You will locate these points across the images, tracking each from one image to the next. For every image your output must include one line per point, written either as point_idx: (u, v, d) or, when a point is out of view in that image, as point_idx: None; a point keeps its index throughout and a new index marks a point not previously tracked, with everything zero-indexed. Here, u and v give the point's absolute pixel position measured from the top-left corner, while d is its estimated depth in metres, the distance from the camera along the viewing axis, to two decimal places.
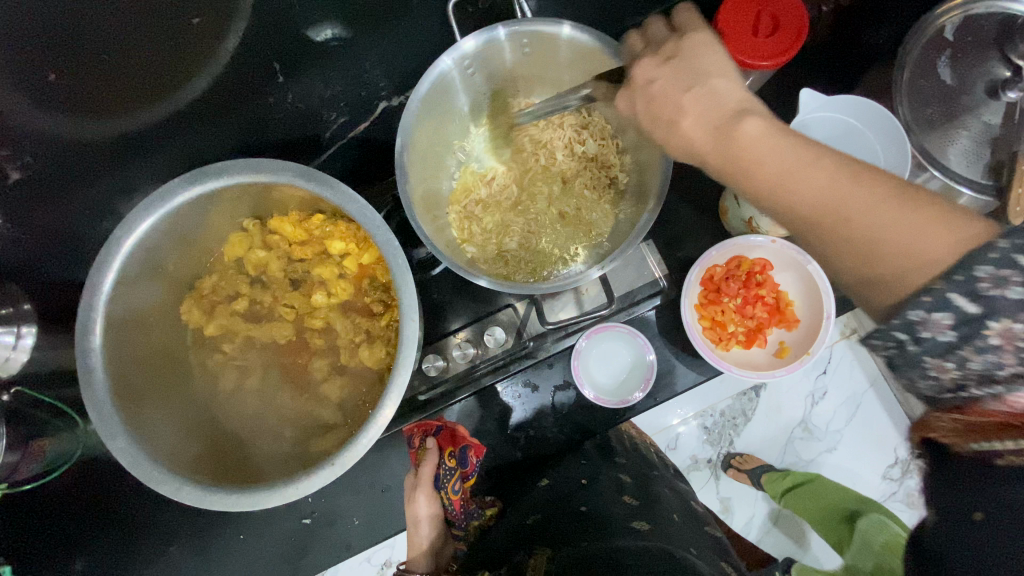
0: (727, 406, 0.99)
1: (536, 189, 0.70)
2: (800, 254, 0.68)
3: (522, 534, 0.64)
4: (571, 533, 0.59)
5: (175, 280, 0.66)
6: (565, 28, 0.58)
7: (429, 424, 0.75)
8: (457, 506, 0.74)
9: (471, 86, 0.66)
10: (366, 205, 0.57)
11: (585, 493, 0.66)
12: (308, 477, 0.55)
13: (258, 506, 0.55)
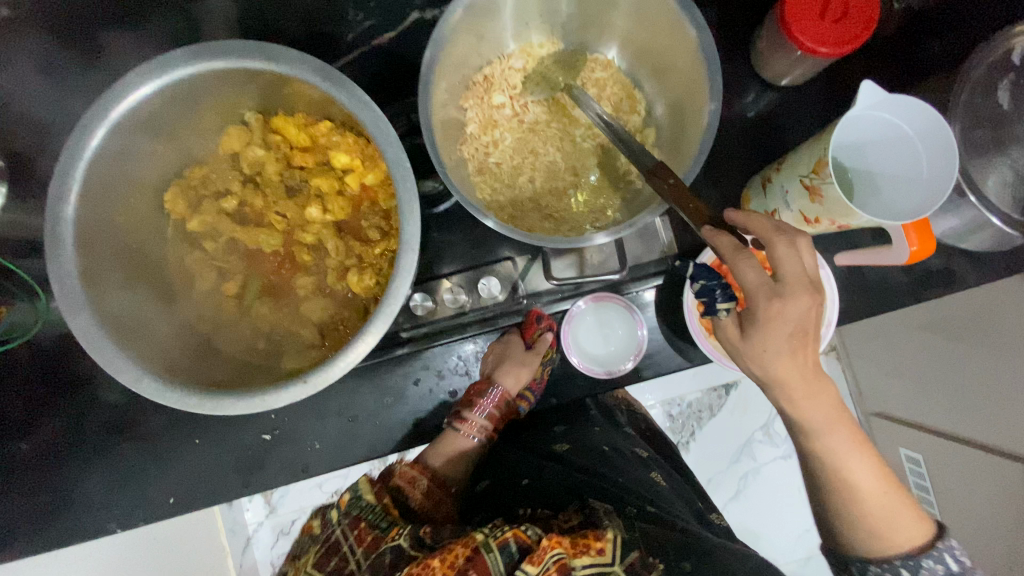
0: (697, 399, 1.01)
1: (557, 141, 0.67)
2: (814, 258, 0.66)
3: (567, 486, 0.71)
4: (623, 496, 0.69)
5: (165, 164, 0.62)
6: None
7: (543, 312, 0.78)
8: (540, 386, 0.79)
9: (515, 12, 0.62)
10: (382, 117, 0.53)
11: (612, 460, 0.75)
12: (276, 392, 0.52)
13: (220, 413, 0.52)
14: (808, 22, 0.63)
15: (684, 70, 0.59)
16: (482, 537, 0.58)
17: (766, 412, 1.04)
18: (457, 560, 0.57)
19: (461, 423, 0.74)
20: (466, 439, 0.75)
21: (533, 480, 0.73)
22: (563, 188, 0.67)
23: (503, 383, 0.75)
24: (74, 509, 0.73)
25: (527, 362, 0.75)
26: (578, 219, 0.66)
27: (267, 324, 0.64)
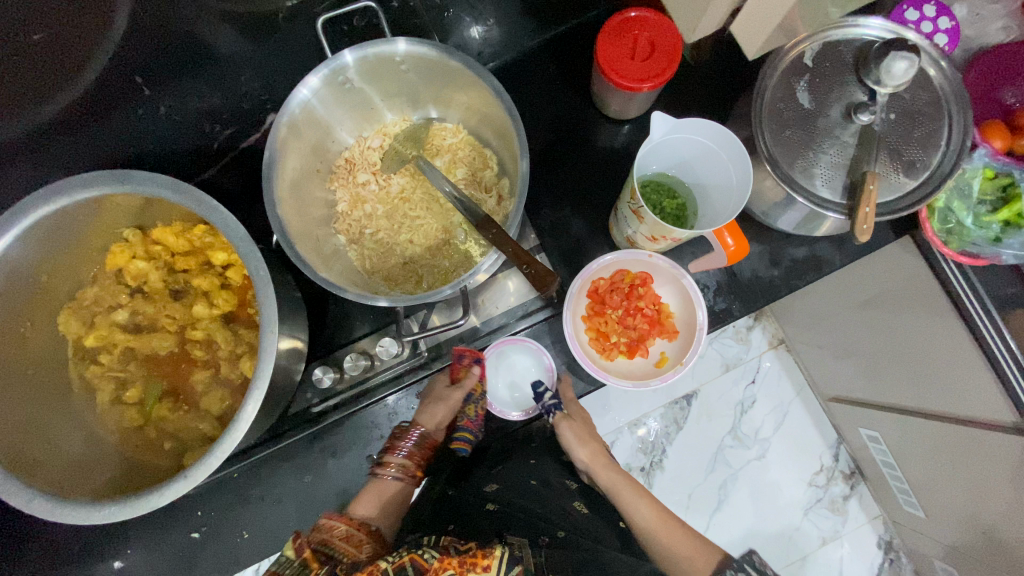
0: (661, 414, 1.05)
1: (421, 204, 0.73)
2: (676, 268, 0.70)
3: (485, 517, 0.64)
4: (544, 526, 0.63)
5: (53, 292, 0.66)
6: (400, 44, 0.60)
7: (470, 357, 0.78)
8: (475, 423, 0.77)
9: (340, 106, 0.67)
10: (229, 217, 0.57)
11: (540, 494, 0.70)
12: (159, 489, 0.54)
13: (112, 519, 0.54)
14: (622, 64, 0.70)
15: (501, 124, 0.66)
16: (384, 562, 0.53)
17: (731, 416, 1.06)
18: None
19: (379, 466, 0.69)
20: (388, 483, 0.69)
21: (455, 514, 0.66)
22: (435, 247, 0.72)
23: (423, 424, 0.71)
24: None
25: (446, 400, 0.72)
26: (452, 271, 0.71)
27: (169, 424, 0.67)
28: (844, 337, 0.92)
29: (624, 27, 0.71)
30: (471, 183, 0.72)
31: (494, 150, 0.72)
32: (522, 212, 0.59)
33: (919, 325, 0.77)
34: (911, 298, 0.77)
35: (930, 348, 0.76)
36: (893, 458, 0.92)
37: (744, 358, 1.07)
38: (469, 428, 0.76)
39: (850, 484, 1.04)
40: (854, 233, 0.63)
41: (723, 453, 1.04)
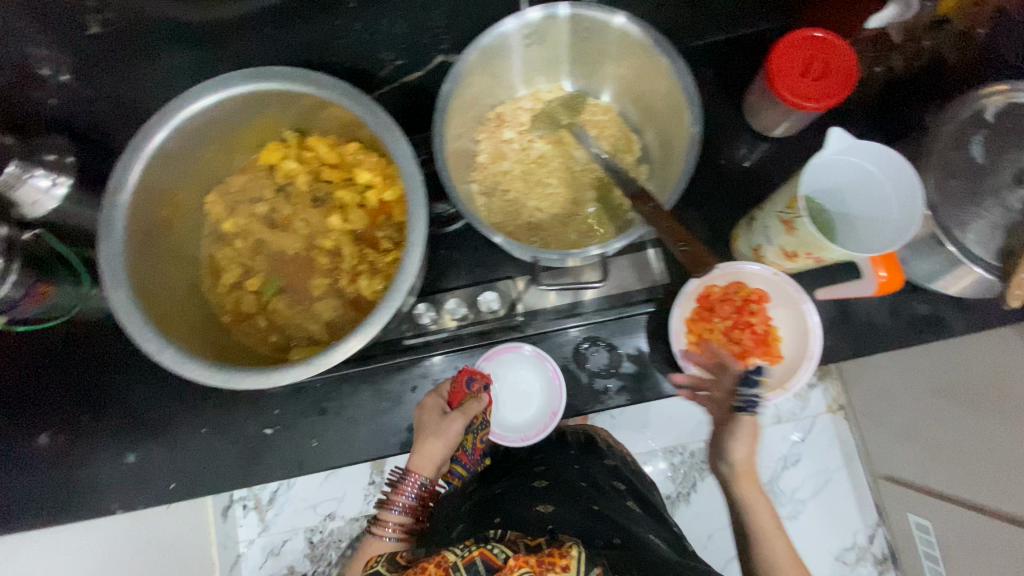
0: None
1: (558, 171, 0.73)
2: (798, 292, 0.68)
3: (537, 517, 0.69)
4: (597, 525, 0.68)
5: (210, 170, 0.70)
6: (616, 18, 0.61)
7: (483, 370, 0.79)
8: (468, 457, 0.82)
9: (523, 57, 0.68)
10: (401, 136, 0.60)
11: (590, 491, 0.78)
12: (284, 369, 0.57)
13: (230, 386, 0.56)
14: (791, 78, 0.70)
15: (668, 109, 0.65)
16: (453, 556, 0.52)
17: None
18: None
19: (378, 523, 0.69)
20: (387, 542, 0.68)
21: (502, 511, 0.72)
22: (563, 215, 0.72)
23: (419, 470, 0.70)
24: (91, 482, 0.80)
25: (444, 437, 0.70)
26: (574, 241, 0.71)
27: (280, 319, 0.71)
28: (909, 421, 1.01)
29: (803, 44, 0.70)
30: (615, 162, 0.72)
31: (645, 138, 0.73)
32: (678, 198, 0.58)
33: (993, 428, 0.82)
34: (1003, 405, 0.80)
35: (982, 445, 0.84)
36: (935, 543, 1.00)
37: (799, 415, 1.21)
38: (462, 462, 0.81)
39: (879, 568, 1.15)
40: (1004, 298, 0.61)
41: None
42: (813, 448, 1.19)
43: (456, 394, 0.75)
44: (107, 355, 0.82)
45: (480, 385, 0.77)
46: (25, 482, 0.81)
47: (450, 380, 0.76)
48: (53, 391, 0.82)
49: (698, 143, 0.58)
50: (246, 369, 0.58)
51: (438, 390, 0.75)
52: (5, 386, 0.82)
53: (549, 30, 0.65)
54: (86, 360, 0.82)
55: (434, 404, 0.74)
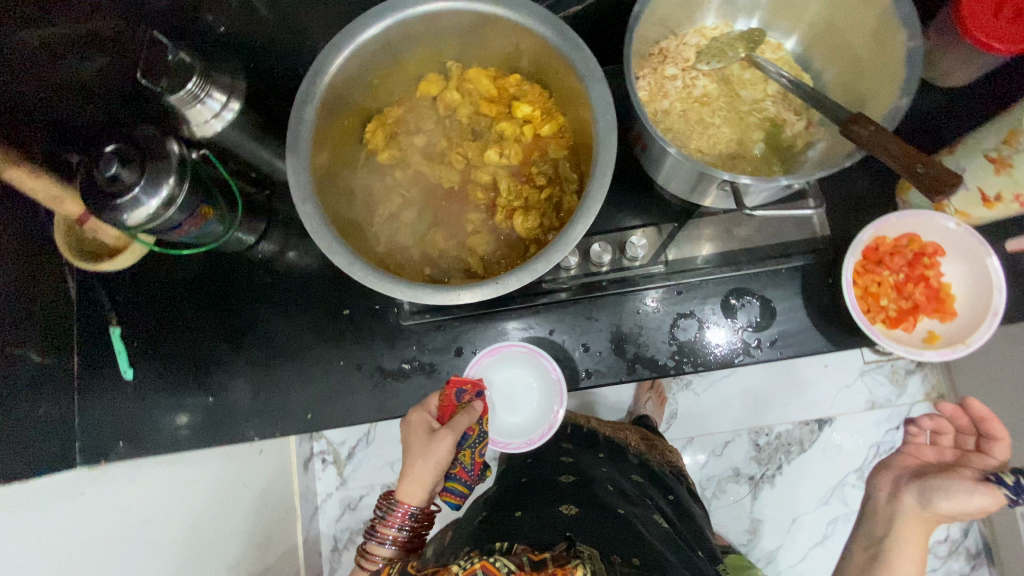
0: (785, 431, 1.15)
1: (726, 108, 0.69)
2: (983, 245, 0.66)
3: (553, 520, 0.59)
4: (620, 537, 0.56)
5: (375, 97, 0.70)
6: None
7: (477, 380, 0.74)
8: (472, 474, 0.72)
9: None
10: (591, 59, 0.59)
11: (616, 497, 0.66)
12: (469, 289, 0.58)
13: (418, 300, 0.58)
14: (984, 15, 0.64)
15: (867, 42, 0.62)
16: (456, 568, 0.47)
17: (860, 456, 1.13)
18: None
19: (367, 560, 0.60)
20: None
21: (513, 517, 0.62)
22: (728, 154, 0.68)
23: (408, 497, 0.63)
24: (232, 406, 0.83)
25: (433, 457, 0.63)
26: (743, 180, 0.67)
27: (435, 250, 0.70)
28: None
29: None
30: (785, 100, 0.69)
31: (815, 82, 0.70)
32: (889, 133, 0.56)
33: None
34: None
35: None
36: None
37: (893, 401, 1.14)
38: (460, 480, 0.71)
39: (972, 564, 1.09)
40: None
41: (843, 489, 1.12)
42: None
43: (448, 408, 0.70)
44: (251, 286, 0.85)
45: (473, 395, 0.72)
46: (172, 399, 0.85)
47: (438, 395, 0.71)
48: (199, 318, 0.85)
49: (918, 65, 0.55)
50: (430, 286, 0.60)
51: (426, 403, 0.69)
52: (155, 310, 0.86)
53: None
54: (231, 289, 0.85)
55: (424, 420, 0.68)
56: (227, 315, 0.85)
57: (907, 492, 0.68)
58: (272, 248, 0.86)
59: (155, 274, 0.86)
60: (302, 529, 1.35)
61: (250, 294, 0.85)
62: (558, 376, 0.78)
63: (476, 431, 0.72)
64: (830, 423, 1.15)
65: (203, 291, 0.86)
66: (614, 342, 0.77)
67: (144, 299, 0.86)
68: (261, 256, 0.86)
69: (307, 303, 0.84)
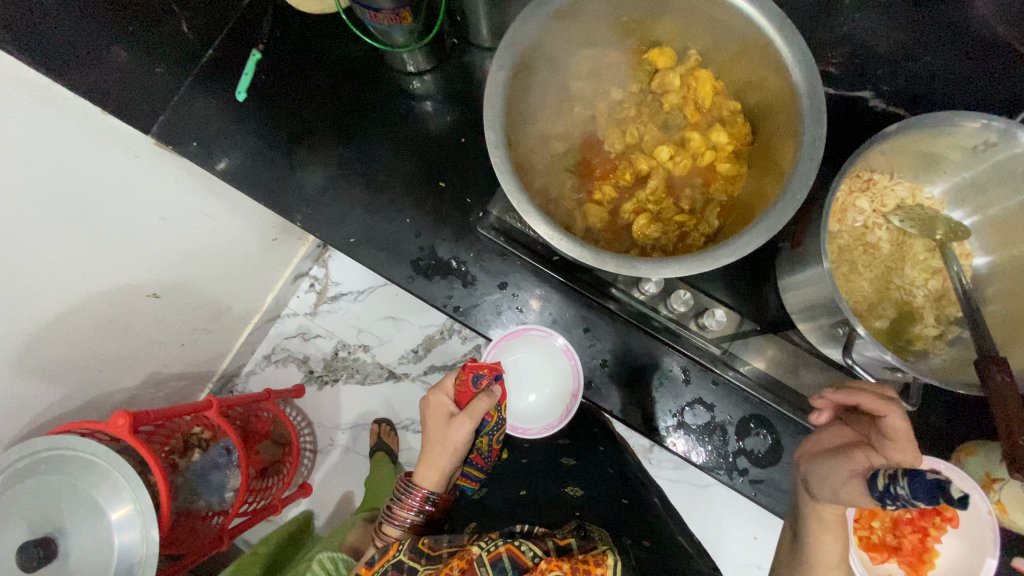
0: None
1: (879, 266, 0.68)
2: (992, 545, 0.64)
3: (564, 503, 0.72)
4: (635, 523, 0.68)
5: (609, 31, 0.69)
6: None
7: (495, 365, 0.75)
8: (484, 460, 0.80)
9: (971, 157, 0.63)
10: (821, 137, 0.56)
11: (617, 478, 0.79)
12: (572, 243, 0.58)
13: (523, 219, 0.59)
14: None
15: None
16: (478, 550, 0.52)
17: None
18: (452, 572, 0.51)
19: (384, 534, 0.70)
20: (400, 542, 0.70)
21: (525, 501, 0.74)
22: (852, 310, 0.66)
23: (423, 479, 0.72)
24: (297, 185, 0.84)
25: (449, 441, 0.71)
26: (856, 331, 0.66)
27: (557, 190, 0.69)
28: None
29: None
30: (937, 299, 0.66)
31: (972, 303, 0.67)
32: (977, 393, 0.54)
33: None
34: None
35: None
36: None
37: None
38: (476, 464, 0.80)
39: None
40: None
41: None
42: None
43: (466, 394, 0.74)
44: (382, 104, 0.86)
45: (491, 380, 0.74)
46: (246, 131, 0.87)
47: (455, 379, 0.75)
48: (322, 96, 0.86)
49: None
50: (541, 216, 0.60)
51: (444, 388, 0.75)
52: (293, 63, 0.87)
53: (1018, 159, 0.59)
54: (366, 93, 0.86)
55: (443, 405, 0.73)
56: (347, 112, 0.86)
57: (801, 472, 0.60)
58: (421, 88, 0.87)
59: (320, 37, 0.88)
60: (256, 323, 1.39)
61: (377, 109, 0.86)
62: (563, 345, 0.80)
63: (495, 418, 0.77)
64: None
65: (344, 77, 0.87)
66: (631, 376, 0.78)
67: (297, 49, 0.88)
68: (408, 88, 0.87)
69: (416, 152, 0.85)
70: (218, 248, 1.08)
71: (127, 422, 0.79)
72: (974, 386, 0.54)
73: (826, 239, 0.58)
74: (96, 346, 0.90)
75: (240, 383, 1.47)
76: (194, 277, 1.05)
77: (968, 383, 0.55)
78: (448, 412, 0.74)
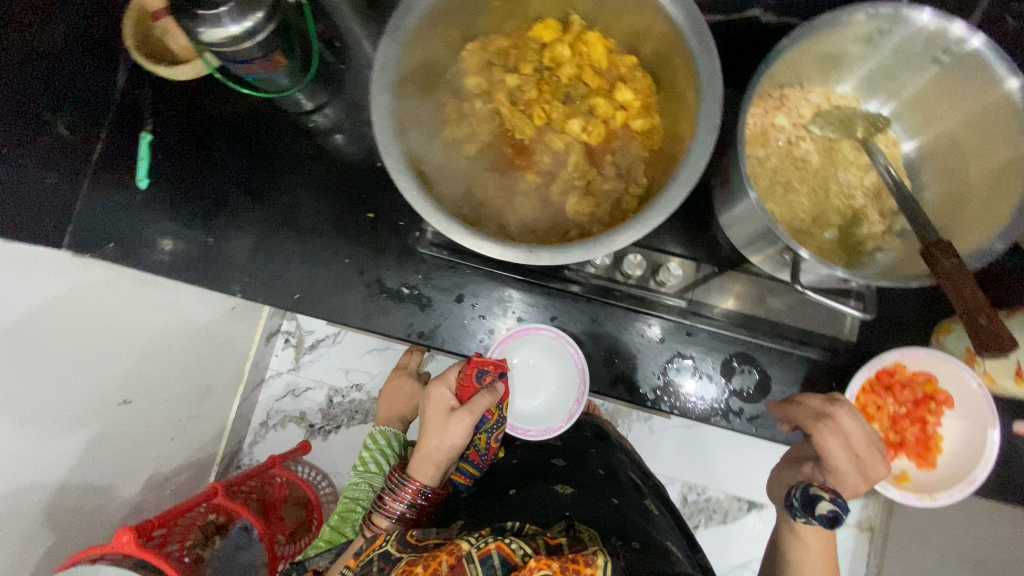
0: (716, 498, 1.32)
1: (813, 178, 0.67)
2: (989, 415, 0.66)
3: (555, 502, 0.69)
4: (627, 528, 0.66)
5: (487, 18, 0.67)
6: (1012, 78, 0.53)
7: (498, 362, 0.77)
8: (479, 458, 0.81)
9: (872, 48, 0.62)
10: (717, 72, 0.55)
11: (608, 480, 0.78)
12: (502, 246, 0.57)
13: (447, 235, 0.57)
14: None
15: (979, 176, 0.59)
16: (467, 546, 0.49)
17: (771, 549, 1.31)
18: (439, 569, 0.47)
19: (372, 525, 0.68)
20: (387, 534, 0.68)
21: (517, 501, 0.71)
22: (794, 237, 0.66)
23: (418, 472, 0.70)
24: (228, 257, 0.82)
25: (451, 435, 0.70)
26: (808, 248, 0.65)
27: (480, 193, 0.68)
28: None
29: None
30: (876, 195, 0.66)
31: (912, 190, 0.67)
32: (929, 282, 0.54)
33: None
34: None
35: None
36: None
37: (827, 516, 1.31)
38: (472, 461, 0.80)
39: None
40: None
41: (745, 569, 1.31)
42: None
43: (467, 388, 0.74)
44: (287, 151, 0.83)
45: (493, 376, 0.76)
46: (157, 217, 0.83)
47: (459, 372, 0.75)
48: (226, 160, 0.83)
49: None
50: (465, 227, 0.58)
51: (446, 381, 0.74)
52: (186, 134, 0.84)
53: (915, 39, 0.59)
54: (268, 144, 0.83)
55: (444, 398, 0.73)
56: (254, 168, 0.83)
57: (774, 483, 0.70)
58: (324, 123, 0.84)
59: (205, 100, 0.84)
60: (242, 395, 1.36)
61: (284, 157, 0.83)
62: (573, 351, 0.80)
63: (495, 414, 0.80)
64: (758, 508, 1.31)
65: (241, 134, 0.84)
66: (607, 353, 0.77)
67: (188, 118, 0.84)
68: (311, 127, 0.83)
69: (335, 189, 0.82)
70: (180, 337, 1.05)
71: (133, 537, 0.77)
72: (927, 276, 0.53)
73: (748, 171, 0.57)
74: (88, 462, 0.88)
75: (245, 457, 1.44)
76: (163, 372, 1.02)
77: (919, 275, 0.55)
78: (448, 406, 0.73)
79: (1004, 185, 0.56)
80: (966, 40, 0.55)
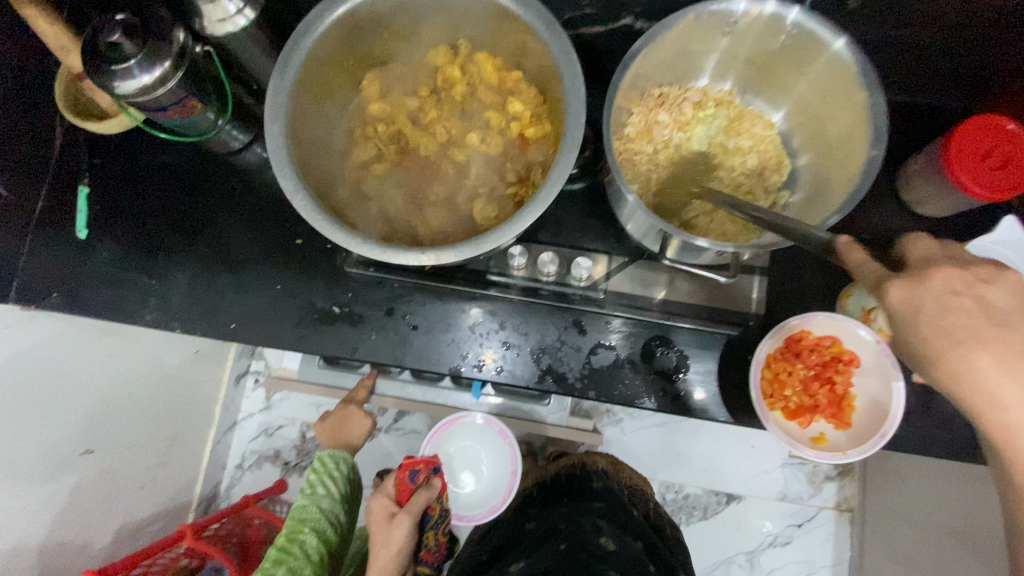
0: (693, 494, 1.32)
1: (698, 166, 0.72)
2: (893, 368, 0.68)
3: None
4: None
5: (382, 50, 0.73)
6: (839, 42, 0.59)
7: (427, 461, 0.93)
8: (428, 555, 0.96)
9: (729, 42, 0.68)
10: (579, 75, 0.61)
11: (569, 528, 0.83)
12: (396, 251, 0.60)
13: (345, 245, 0.61)
14: (970, 163, 0.66)
15: (838, 146, 0.65)
16: None
17: (754, 541, 1.31)
18: None
19: None
20: None
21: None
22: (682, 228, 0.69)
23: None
24: (167, 295, 0.85)
25: (395, 540, 0.80)
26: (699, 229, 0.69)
27: (391, 209, 0.71)
28: None
29: (993, 129, 0.66)
30: (758, 175, 0.71)
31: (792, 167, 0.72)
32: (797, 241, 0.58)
33: None
34: None
35: None
36: None
37: (805, 499, 1.31)
38: (426, 560, 0.96)
39: None
40: None
41: (732, 564, 1.30)
42: (805, 539, 1.29)
43: (405, 491, 0.87)
44: (216, 190, 0.88)
45: (426, 474, 0.91)
46: (95, 264, 0.87)
47: (395, 480, 0.88)
48: (158, 205, 0.88)
49: (870, 178, 0.56)
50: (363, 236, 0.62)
51: (384, 491, 0.86)
52: (118, 184, 0.88)
53: (760, 30, 0.64)
54: (196, 186, 0.88)
55: (385, 506, 0.83)
56: (186, 209, 0.87)
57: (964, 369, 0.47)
58: (253, 162, 0.89)
59: (135, 151, 0.89)
60: (212, 439, 1.36)
61: (212, 196, 0.87)
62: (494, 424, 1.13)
63: (436, 511, 0.93)
64: (736, 500, 1.32)
65: (170, 178, 0.88)
66: (535, 350, 0.79)
67: (120, 169, 0.89)
68: (239, 167, 0.89)
69: (264, 221, 0.86)
70: (144, 381, 1.07)
71: None
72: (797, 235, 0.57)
73: (621, 165, 0.62)
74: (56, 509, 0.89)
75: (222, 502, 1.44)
76: (126, 419, 1.04)
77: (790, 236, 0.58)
78: (389, 512, 0.83)
79: (854, 151, 0.61)
80: (800, 24, 0.61)
